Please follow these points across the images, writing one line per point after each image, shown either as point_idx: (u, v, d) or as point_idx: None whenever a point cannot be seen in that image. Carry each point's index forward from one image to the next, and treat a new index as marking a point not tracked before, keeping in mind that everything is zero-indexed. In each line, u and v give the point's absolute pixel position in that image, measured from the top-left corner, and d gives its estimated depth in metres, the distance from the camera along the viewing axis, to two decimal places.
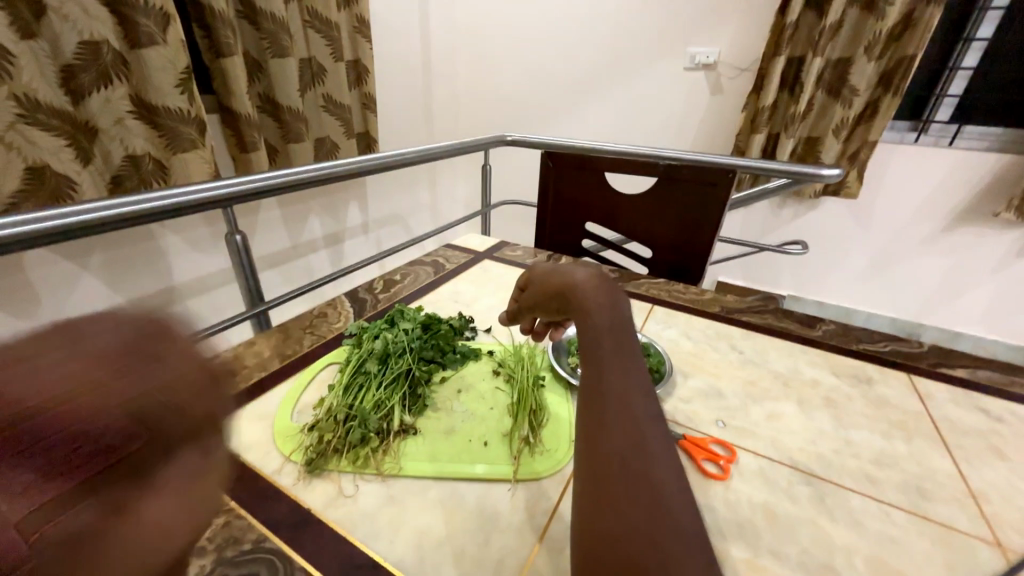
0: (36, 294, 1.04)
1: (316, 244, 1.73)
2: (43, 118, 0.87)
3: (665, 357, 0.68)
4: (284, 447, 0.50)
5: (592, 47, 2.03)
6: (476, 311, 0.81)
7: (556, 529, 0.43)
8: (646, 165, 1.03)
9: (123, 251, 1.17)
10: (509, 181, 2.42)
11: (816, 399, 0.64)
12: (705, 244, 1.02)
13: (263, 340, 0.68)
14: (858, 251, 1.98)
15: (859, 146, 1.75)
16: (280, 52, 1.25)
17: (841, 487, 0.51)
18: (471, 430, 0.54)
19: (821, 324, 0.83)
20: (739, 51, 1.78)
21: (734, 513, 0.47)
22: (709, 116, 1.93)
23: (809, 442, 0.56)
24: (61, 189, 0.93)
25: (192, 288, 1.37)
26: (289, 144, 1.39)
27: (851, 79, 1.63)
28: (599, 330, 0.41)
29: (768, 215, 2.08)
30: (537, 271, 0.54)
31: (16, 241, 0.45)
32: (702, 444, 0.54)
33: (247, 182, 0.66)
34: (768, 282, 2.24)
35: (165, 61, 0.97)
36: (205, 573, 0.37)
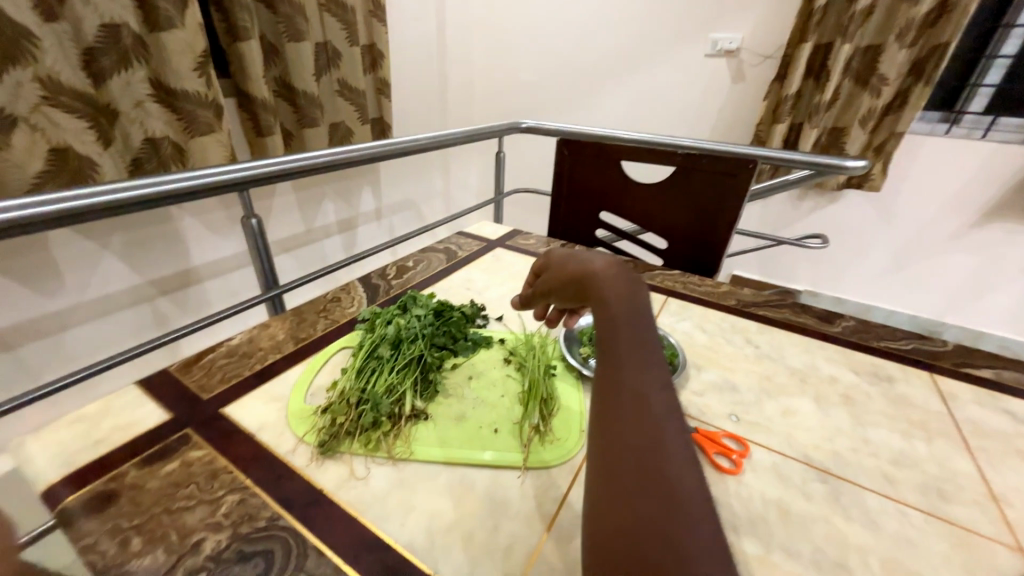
0: (60, 273, 1.07)
1: (330, 229, 1.74)
2: (66, 100, 0.88)
3: (678, 350, 0.67)
4: (298, 428, 0.50)
5: (610, 32, 1.98)
6: (487, 299, 0.81)
7: (565, 517, 0.43)
8: (663, 154, 1.01)
9: (142, 232, 1.19)
10: (522, 169, 2.39)
11: (834, 396, 0.63)
12: (722, 236, 1.00)
13: (278, 323, 0.68)
14: (880, 246, 1.92)
15: (886, 137, 1.68)
16: (296, 36, 1.24)
17: (857, 486, 0.49)
18: (482, 417, 0.54)
19: (841, 320, 0.81)
20: (764, 37, 1.71)
21: (746, 508, 0.46)
22: (730, 104, 1.87)
23: (825, 440, 0.55)
24: (84, 171, 0.94)
25: (209, 270, 1.39)
26: (304, 129, 1.39)
27: (881, 67, 1.56)
28: (616, 322, 0.40)
29: (788, 208, 2.02)
30: (555, 257, 0.54)
31: (34, 221, 0.45)
32: (714, 438, 0.53)
33: (262, 165, 0.66)
34: (784, 276, 2.19)
35: (183, 44, 0.98)
36: (221, 549, 0.38)
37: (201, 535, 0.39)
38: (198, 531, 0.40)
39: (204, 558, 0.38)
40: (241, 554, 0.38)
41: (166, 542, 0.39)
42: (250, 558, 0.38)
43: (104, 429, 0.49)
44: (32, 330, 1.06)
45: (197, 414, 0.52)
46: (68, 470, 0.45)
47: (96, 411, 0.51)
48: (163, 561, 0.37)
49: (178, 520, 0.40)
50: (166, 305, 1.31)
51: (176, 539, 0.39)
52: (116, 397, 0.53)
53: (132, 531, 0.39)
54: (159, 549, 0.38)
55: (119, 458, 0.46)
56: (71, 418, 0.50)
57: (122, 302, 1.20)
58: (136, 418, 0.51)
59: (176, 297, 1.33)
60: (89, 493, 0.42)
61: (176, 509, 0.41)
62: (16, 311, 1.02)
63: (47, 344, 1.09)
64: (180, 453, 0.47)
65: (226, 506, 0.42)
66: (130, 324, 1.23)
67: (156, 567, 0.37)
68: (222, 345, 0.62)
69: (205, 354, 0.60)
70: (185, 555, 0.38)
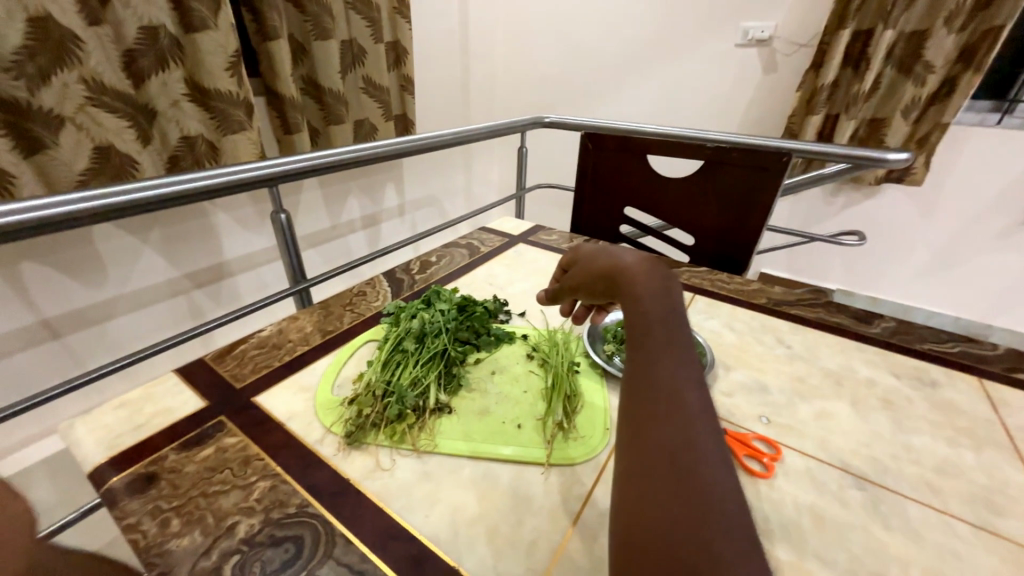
0: (104, 266, 1.12)
1: (355, 225, 1.77)
2: (108, 100, 0.92)
3: (706, 349, 0.65)
4: (325, 419, 0.52)
5: (636, 24, 1.94)
6: (510, 295, 0.81)
7: (589, 515, 0.43)
8: (691, 147, 0.98)
9: (178, 227, 1.24)
10: (544, 164, 2.38)
11: (872, 400, 0.60)
12: (751, 232, 0.97)
13: (306, 316, 0.70)
14: (921, 244, 1.83)
15: (930, 129, 1.59)
16: (323, 34, 1.26)
17: (898, 495, 0.47)
18: (506, 412, 0.54)
19: (879, 320, 0.77)
20: (799, 24, 1.64)
21: (777, 513, 0.45)
22: (761, 96, 1.81)
23: (862, 445, 0.53)
24: (125, 167, 0.99)
25: (240, 264, 1.44)
26: (330, 126, 1.42)
27: (926, 54, 1.47)
28: (648, 319, 0.40)
29: (821, 203, 1.94)
30: (585, 252, 0.54)
31: (80, 215, 0.48)
32: (743, 440, 0.52)
33: (291, 161, 0.68)
34: (816, 275, 2.11)
35: (216, 45, 1.01)
36: (253, 532, 0.40)
37: (235, 518, 0.41)
38: (232, 515, 0.41)
39: (238, 540, 0.39)
40: (273, 539, 0.39)
41: (203, 524, 0.40)
42: (280, 542, 0.39)
43: (146, 414, 0.51)
44: (80, 319, 1.12)
45: (231, 403, 0.54)
46: (113, 452, 0.47)
47: (138, 397, 0.53)
48: (200, 542, 0.39)
49: (213, 503, 0.42)
50: (201, 297, 1.36)
51: (212, 522, 0.40)
52: (156, 384, 0.55)
53: (171, 512, 0.41)
54: (196, 531, 0.40)
55: (159, 443, 0.48)
56: (115, 403, 0.52)
57: (160, 294, 1.26)
58: (175, 405, 0.53)
59: (210, 289, 1.38)
60: (132, 475, 0.44)
61: (211, 493, 0.43)
62: (65, 301, 1.08)
63: (93, 333, 1.15)
64: (215, 439, 0.49)
65: (258, 492, 0.43)
66: (167, 314, 1.29)
67: (194, 548, 0.38)
68: (253, 336, 0.64)
69: (237, 344, 0.62)
70: (220, 537, 0.39)
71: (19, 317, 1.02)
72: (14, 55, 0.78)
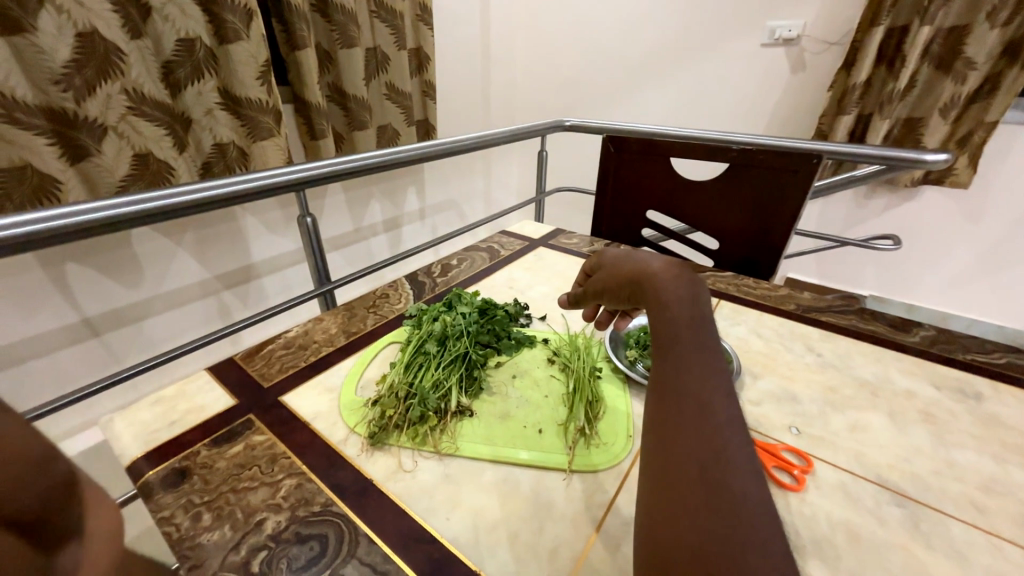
0: (141, 267, 1.17)
1: (377, 229, 1.81)
2: (147, 109, 0.96)
3: (733, 356, 0.64)
4: (349, 419, 0.52)
5: (658, 26, 1.92)
6: (530, 298, 0.80)
7: (612, 524, 0.42)
8: (715, 150, 0.96)
9: (211, 230, 1.29)
10: (564, 168, 2.37)
11: (912, 412, 0.57)
12: (779, 236, 0.94)
13: (331, 317, 0.72)
14: (960, 249, 1.74)
15: (971, 127, 1.52)
16: (348, 42, 1.29)
17: (941, 514, 0.45)
18: (527, 417, 0.54)
19: (918, 329, 0.73)
20: (831, 21, 1.59)
21: (810, 528, 0.43)
22: (788, 96, 1.76)
23: (901, 460, 0.50)
24: (162, 173, 1.03)
25: (267, 266, 1.48)
26: (354, 132, 1.45)
27: (966, 50, 1.41)
28: (677, 326, 0.39)
29: (852, 206, 1.87)
30: (611, 256, 0.53)
31: (123, 219, 0.50)
32: (773, 451, 0.50)
33: (317, 166, 0.69)
34: (846, 280, 2.04)
35: (248, 55, 1.04)
36: (280, 529, 0.41)
37: (264, 515, 0.42)
38: (262, 511, 0.42)
39: (266, 537, 0.40)
40: (301, 536, 0.40)
41: (232, 520, 0.41)
42: (305, 540, 0.40)
43: (180, 411, 0.53)
44: (117, 318, 1.17)
45: (259, 401, 0.55)
46: (150, 447, 0.49)
47: (172, 394, 0.55)
48: (230, 537, 0.40)
49: (243, 498, 0.43)
50: (230, 297, 1.41)
51: (242, 517, 0.42)
52: (190, 382, 0.57)
53: (203, 506, 0.42)
54: (226, 526, 0.41)
55: (193, 439, 0.49)
56: (152, 399, 0.55)
57: (193, 294, 1.31)
58: (206, 403, 0.55)
59: (238, 290, 1.42)
60: (167, 469, 0.46)
61: (241, 489, 0.44)
62: (104, 301, 1.13)
63: (129, 331, 1.20)
64: (245, 437, 0.50)
65: (284, 490, 0.44)
66: (199, 314, 1.34)
67: (223, 542, 0.40)
68: (281, 336, 0.66)
69: (266, 344, 0.64)
70: (249, 533, 0.40)
71: (63, 316, 1.07)
72: (63, 69, 0.83)
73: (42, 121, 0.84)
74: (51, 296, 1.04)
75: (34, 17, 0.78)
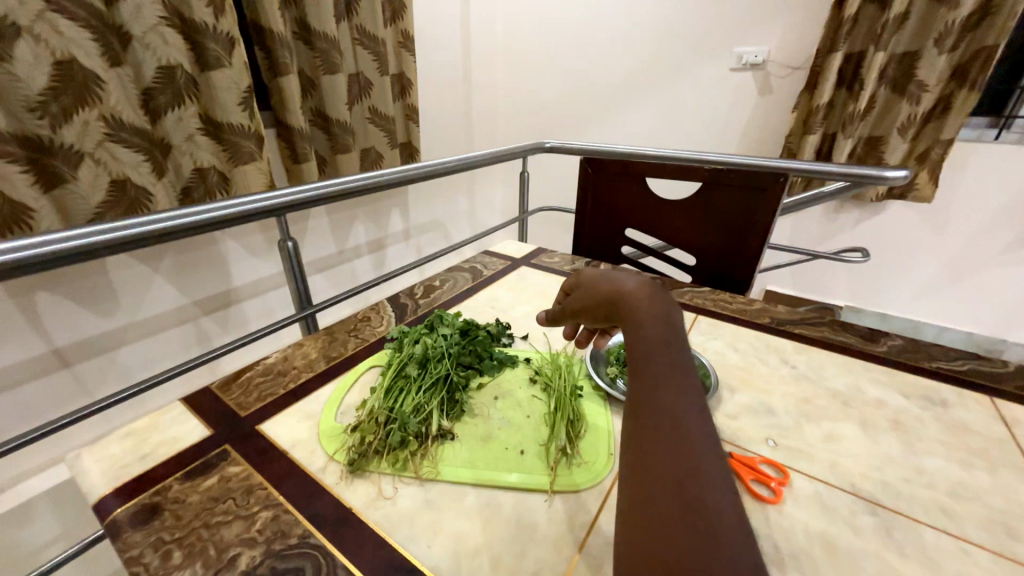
0: (115, 294, 1.15)
1: (360, 250, 1.80)
2: (126, 136, 0.96)
3: (710, 371, 0.65)
4: (328, 447, 0.52)
5: (633, 53, 2.00)
6: (513, 318, 0.81)
7: (594, 543, 0.42)
8: (689, 170, 1.00)
9: (189, 255, 1.27)
10: (546, 187, 2.42)
11: (882, 421, 0.59)
12: (753, 252, 0.97)
13: (311, 342, 0.71)
14: (926, 259, 1.82)
15: (929, 145, 1.61)
16: (331, 68, 1.32)
17: (912, 521, 0.46)
18: (509, 438, 0.54)
19: (886, 339, 0.76)
20: (793, 47, 1.69)
21: (788, 541, 0.44)
22: (758, 116, 1.84)
23: (873, 468, 0.52)
24: (140, 199, 1.02)
25: (248, 291, 1.46)
26: (338, 155, 1.46)
27: (918, 74, 1.50)
28: (651, 343, 0.40)
29: (823, 220, 1.95)
30: (588, 275, 0.54)
31: (101, 246, 0.50)
32: (751, 464, 0.51)
33: (300, 191, 0.70)
34: (821, 292, 2.10)
35: (230, 82, 1.06)
36: (254, 564, 0.39)
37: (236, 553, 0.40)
38: (235, 548, 0.41)
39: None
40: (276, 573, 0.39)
41: (201, 559, 0.40)
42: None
43: (152, 444, 0.52)
44: (88, 347, 1.13)
45: (235, 431, 0.54)
46: (119, 483, 0.47)
47: (144, 427, 0.54)
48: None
49: (216, 535, 0.42)
50: (209, 323, 1.38)
51: (213, 555, 0.40)
52: (163, 413, 0.56)
53: (174, 544, 0.41)
54: (194, 566, 0.39)
55: (165, 473, 0.48)
56: (122, 432, 0.53)
57: (169, 322, 1.28)
58: (180, 434, 0.53)
59: (217, 316, 1.40)
60: (136, 505, 0.45)
61: (214, 524, 0.43)
62: (75, 330, 1.10)
63: (101, 361, 1.16)
64: (219, 469, 0.49)
65: (259, 525, 0.43)
66: (176, 341, 1.31)
67: None
68: (259, 363, 0.65)
69: (243, 372, 0.63)
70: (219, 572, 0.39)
71: (30, 347, 1.03)
72: (39, 96, 0.83)
73: (15, 149, 0.83)
74: (19, 326, 1.01)
75: (11, 47, 0.79)
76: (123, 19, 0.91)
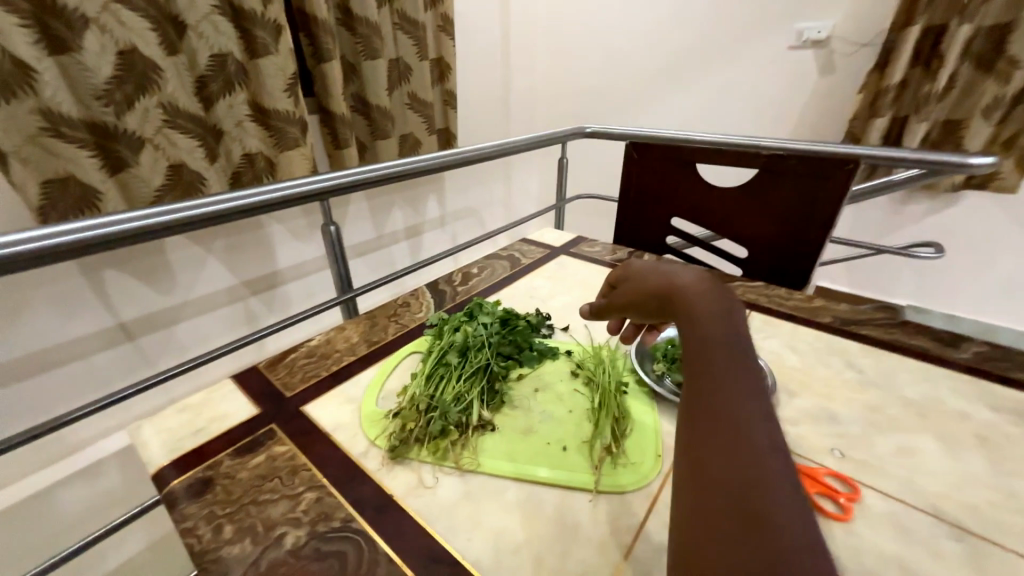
0: (173, 274, 1.21)
1: (398, 236, 1.82)
2: (181, 122, 1.00)
3: (766, 372, 0.60)
4: (369, 431, 0.52)
5: (680, 32, 1.89)
6: (552, 308, 0.79)
7: (641, 551, 0.40)
8: (745, 155, 0.93)
9: (238, 238, 1.32)
10: (584, 175, 2.36)
11: (966, 436, 0.53)
12: (813, 245, 0.90)
13: (352, 326, 0.72)
14: (1009, 257, 1.64)
15: (1019, 128, 1.43)
16: (372, 54, 1.32)
17: (1006, 551, 0.41)
18: (551, 433, 0.52)
19: (969, 345, 0.69)
20: (862, 21, 1.54)
21: (858, 563, 0.40)
22: (818, 99, 1.70)
23: (957, 489, 0.46)
24: (194, 183, 1.06)
25: (292, 273, 1.51)
26: (378, 141, 1.47)
27: (1011, 48, 1.33)
28: (708, 343, 0.37)
29: (888, 212, 1.79)
30: (637, 267, 0.51)
31: (159, 227, 0.51)
32: (814, 476, 0.47)
33: (344, 175, 0.70)
34: (881, 290, 1.94)
35: (276, 68, 1.07)
36: (300, 545, 0.40)
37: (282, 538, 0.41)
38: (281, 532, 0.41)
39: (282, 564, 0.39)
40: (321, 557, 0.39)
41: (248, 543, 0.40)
42: (325, 557, 0.39)
43: (205, 419, 0.54)
44: (148, 323, 1.20)
45: (281, 410, 0.55)
46: (176, 455, 0.49)
47: (198, 402, 0.56)
48: (251, 551, 0.40)
49: (264, 518, 0.42)
50: (256, 304, 1.44)
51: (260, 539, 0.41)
52: (216, 389, 0.58)
53: (225, 518, 0.42)
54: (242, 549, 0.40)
55: (217, 448, 0.50)
56: (179, 406, 0.55)
57: (220, 300, 1.34)
58: (231, 411, 0.55)
59: (264, 296, 1.45)
60: (191, 478, 0.46)
61: (261, 502, 0.44)
62: (138, 307, 1.17)
63: (161, 336, 1.24)
64: (266, 447, 0.50)
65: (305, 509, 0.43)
66: (226, 319, 1.37)
67: (245, 555, 0.39)
68: (305, 345, 0.66)
69: (289, 353, 0.65)
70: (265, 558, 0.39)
71: (98, 320, 1.11)
72: (104, 84, 0.87)
73: (84, 134, 0.88)
74: (88, 301, 1.08)
75: (80, 36, 0.82)
76: (178, 7, 0.94)
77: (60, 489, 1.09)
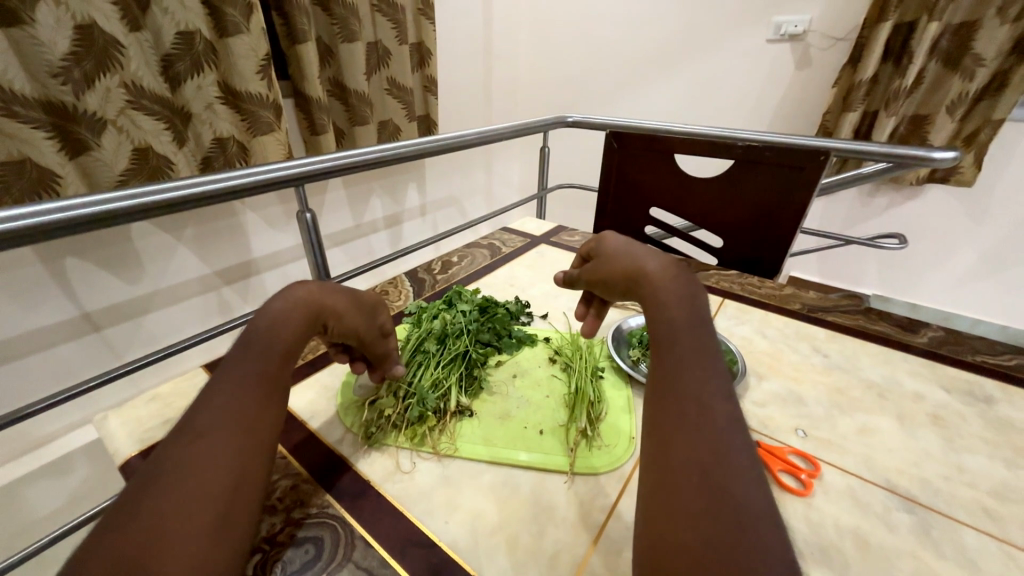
0: (141, 262, 1.17)
1: (378, 224, 1.80)
2: (146, 103, 0.95)
3: (737, 356, 0.63)
4: (346, 419, 0.52)
5: (660, 24, 1.90)
6: (532, 296, 0.80)
7: (613, 530, 0.41)
8: (720, 147, 0.95)
9: (209, 225, 1.28)
10: (566, 164, 2.36)
11: (921, 415, 0.56)
12: (784, 235, 0.93)
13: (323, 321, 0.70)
14: (966, 248, 1.72)
15: (979, 125, 1.49)
16: (350, 36, 1.27)
17: (952, 520, 0.44)
18: (527, 417, 0.53)
19: (925, 330, 0.72)
20: (836, 17, 1.56)
21: (818, 534, 0.42)
22: (793, 93, 1.74)
23: (910, 464, 0.49)
24: (162, 168, 1.02)
25: (267, 262, 1.48)
26: (355, 127, 1.44)
27: (975, 47, 1.38)
28: (675, 327, 0.38)
29: (856, 204, 1.85)
30: (610, 242, 0.51)
31: (123, 212, 0.48)
32: (779, 454, 0.49)
33: (320, 160, 0.67)
34: (848, 279, 2.02)
35: (248, 49, 1.03)
36: (275, 531, 0.40)
37: (159, 518, 0.27)
38: (152, 514, 0.27)
39: (195, 548, 0.27)
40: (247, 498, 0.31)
41: (113, 550, 0.25)
42: (301, 542, 0.40)
43: (176, 410, 0.53)
44: (115, 313, 1.16)
45: None
46: (146, 446, 0.49)
47: (168, 393, 0.55)
48: None
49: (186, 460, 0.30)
50: (230, 293, 1.40)
51: (121, 544, 0.25)
52: (187, 379, 0.57)
53: None
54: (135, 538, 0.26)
55: None
56: (147, 397, 0.55)
57: (192, 290, 1.30)
58: None
59: (238, 286, 1.42)
60: None
61: None
62: (104, 296, 1.13)
63: (129, 327, 1.20)
64: None
65: (164, 474, 0.29)
66: (198, 309, 1.33)
67: None
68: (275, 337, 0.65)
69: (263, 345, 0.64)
70: (155, 551, 0.25)
71: (62, 311, 1.06)
72: (61, 61, 0.82)
73: (39, 115, 0.83)
74: (50, 291, 1.03)
75: (32, 9, 0.77)
76: None
77: (25, 485, 1.06)
